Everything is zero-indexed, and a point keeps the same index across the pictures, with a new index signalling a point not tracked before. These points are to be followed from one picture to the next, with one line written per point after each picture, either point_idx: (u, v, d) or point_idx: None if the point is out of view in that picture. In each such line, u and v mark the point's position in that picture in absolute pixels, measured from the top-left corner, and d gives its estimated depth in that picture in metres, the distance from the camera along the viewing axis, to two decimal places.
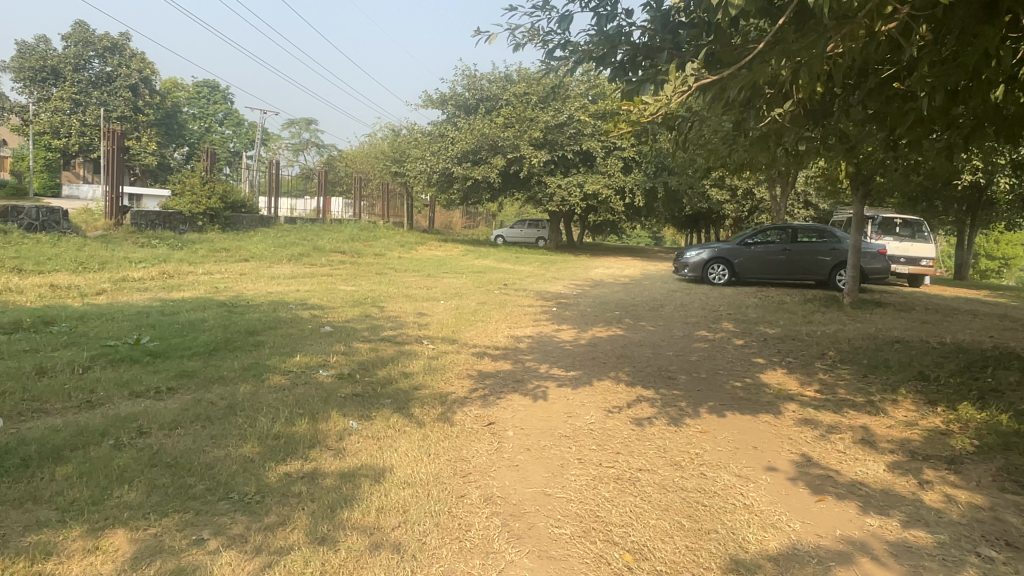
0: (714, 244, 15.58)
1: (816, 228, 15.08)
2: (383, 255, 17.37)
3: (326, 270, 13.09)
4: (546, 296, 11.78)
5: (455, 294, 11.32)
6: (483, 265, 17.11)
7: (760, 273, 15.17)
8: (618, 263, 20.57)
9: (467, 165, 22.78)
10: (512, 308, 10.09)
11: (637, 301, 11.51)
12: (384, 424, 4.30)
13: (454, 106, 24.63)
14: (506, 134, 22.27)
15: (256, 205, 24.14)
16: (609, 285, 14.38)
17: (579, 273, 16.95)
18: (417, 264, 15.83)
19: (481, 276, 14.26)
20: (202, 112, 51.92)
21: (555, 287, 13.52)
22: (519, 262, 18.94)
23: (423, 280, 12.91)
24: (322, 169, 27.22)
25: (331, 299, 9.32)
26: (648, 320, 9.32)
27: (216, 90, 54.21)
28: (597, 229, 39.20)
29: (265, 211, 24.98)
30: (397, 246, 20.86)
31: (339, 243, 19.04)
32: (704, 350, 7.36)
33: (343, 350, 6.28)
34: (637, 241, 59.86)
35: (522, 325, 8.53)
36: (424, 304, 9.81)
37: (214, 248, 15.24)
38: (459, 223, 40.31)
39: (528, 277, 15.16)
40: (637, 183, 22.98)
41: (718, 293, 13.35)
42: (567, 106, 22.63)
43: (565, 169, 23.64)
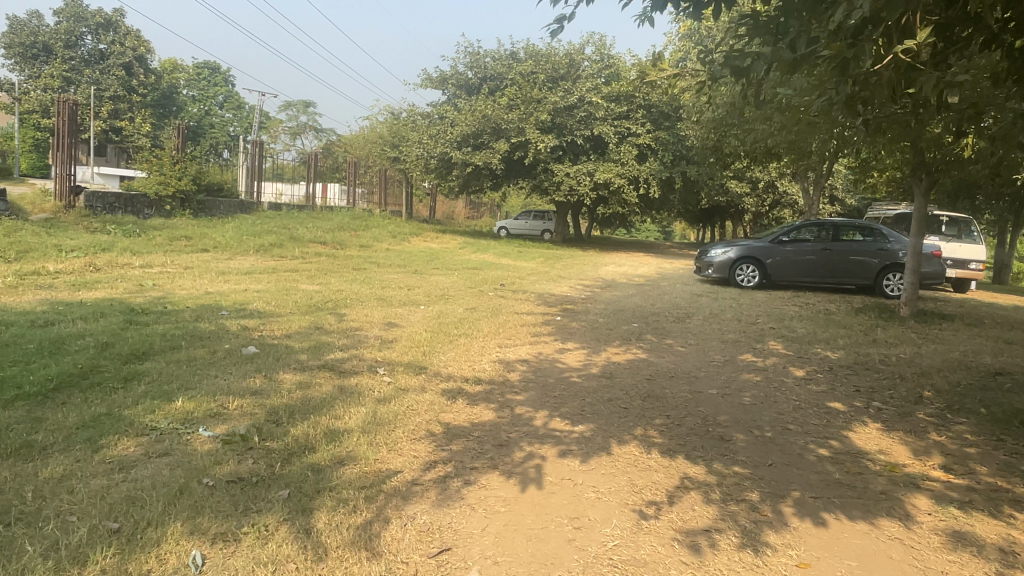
0: (742, 242, 13.63)
1: (861, 227, 13.13)
2: (371, 247, 15.60)
3: (295, 264, 11.22)
4: (549, 301, 9.90)
5: (439, 296, 9.46)
6: (481, 260, 15.28)
7: (795, 275, 13.23)
8: (631, 260, 18.69)
9: (467, 149, 20.87)
10: (505, 317, 8.24)
11: (655, 308, 9.65)
12: (250, 561, 2.44)
13: (455, 86, 22.63)
14: (511, 116, 20.32)
15: (238, 189, 22.27)
16: (621, 286, 12.53)
17: (588, 271, 15.05)
18: (406, 258, 13.96)
19: (476, 274, 12.38)
20: (202, 94, 50.04)
21: (559, 288, 11.67)
22: (520, 256, 17.10)
23: (406, 277, 11.07)
24: (313, 153, 25.40)
25: (280, 303, 7.49)
26: (675, 336, 7.44)
27: (218, 71, 52.21)
28: (607, 222, 37.24)
29: (248, 196, 23.10)
30: (389, 236, 19.09)
31: (324, 233, 17.29)
32: (756, 388, 5.48)
33: (257, 388, 4.42)
34: (647, 235, 57.89)
35: (517, 344, 6.67)
36: (395, 310, 7.97)
37: (175, 236, 13.43)
38: (462, 213, 38.42)
39: (530, 275, 13.32)
40: (652, 172, 21.02)
41: (749, 300, 11.47)
42: (577, 86, 20.69)
43: (575, 156, 21.69)
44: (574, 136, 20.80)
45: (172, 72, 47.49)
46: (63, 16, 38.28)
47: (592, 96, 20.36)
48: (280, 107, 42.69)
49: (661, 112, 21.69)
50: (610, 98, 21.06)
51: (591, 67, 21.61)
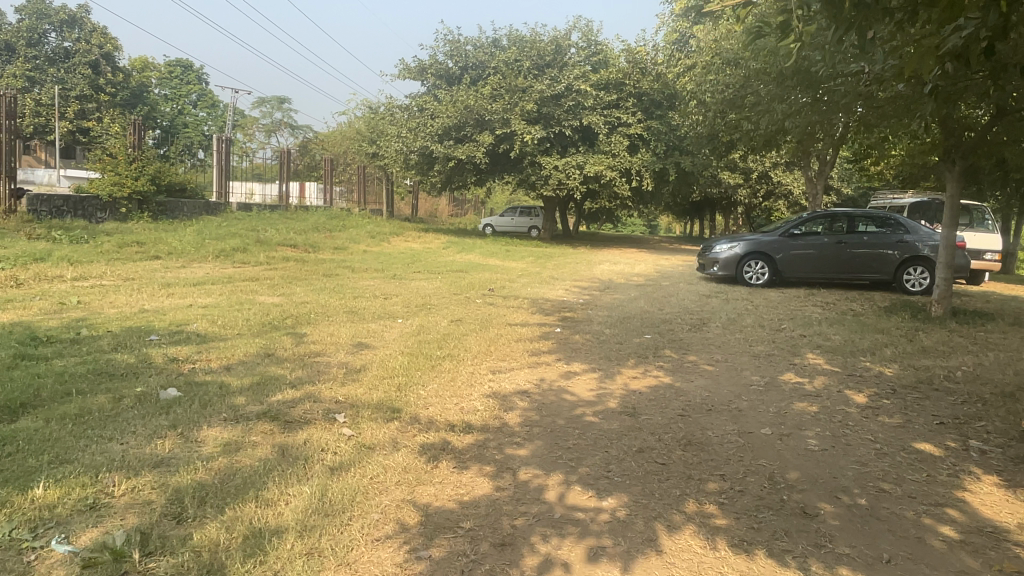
0: (749, 236, 12.51)
1: (879, 216, 12.08)
2: (347, 249, 14.38)
3: (257, 271, 9.95)
4: (545, 308, 8.73)
5: (420, 306, 8.26)
6: (466, 262, 14.10)
7: (808, 271, 12.14)
8: (625, 257, 17.59)
9: (449, 143, 19.62)
10: (496, 331, 7.07)
11: (665, 313, 8.53)
12: None
13: (435, 76, 21.34)
14: (494, 106, 19.07)
15: (206, 190, 20.86)
16: (620, 287, 11.41)
17: (581, 271, 13.91)
18: (384, 261, 12.73)
19: (461, 277, 11.19)
20: (174, 92, 48.24)
21: (553, 292, 10.51)
22: (508, 256, 15.94)
23: (382, 284, 9.86)
24: (287, 149, 24.01)
25: (225, 323, 6.24)
26: (699, 350, 6.29)
27: (190, 69, 50.41)
28: (594, 217, 36.13)
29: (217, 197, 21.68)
30: (367, 236, 17.85)
31: (297, 234, 16.03)
32: (818, 424, 4.35)
33: (163, 458, 3.22)
34: (632, 228, 56.97)
35: (513, 368, 5.50)
36: (366, 326, 6.76)
37: (126, 242, 12.08)
38: (445, 210, 37.24)
39: (520, 277, 12.17)
40: (644, 164, 19.92)
41: (763, 301, 10.37)
42: (564, 74, 19.55)
43: (563, 148, 20.53)
44: (562, 127, 19.63)
45: (143, 70, 45.71)
46: (25, 13, 36.36)
47: (580, 85, 19.22)
48: (253, 103, 41.15)
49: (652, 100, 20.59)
50: (599, 86, 19.92)
51: (578, 55, 20.49)
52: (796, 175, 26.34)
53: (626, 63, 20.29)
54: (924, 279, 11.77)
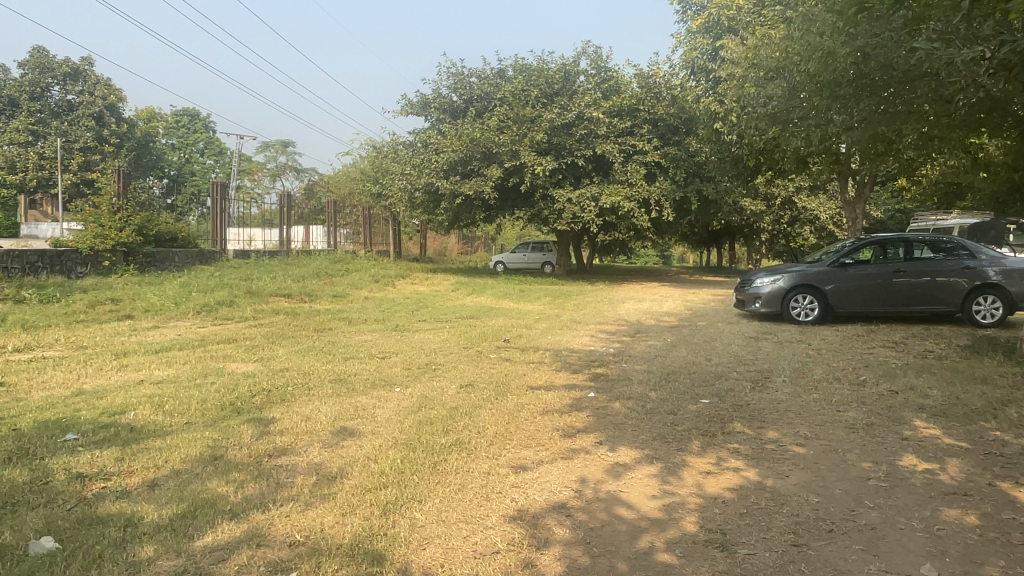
0: (794, 266, 11.13)
1: (939, 240, 10.69)
2: (347, 297, 13.15)
3: (237, 329, 8.67)
4: (571, 364, 7.40)
5: (423, 367, 6.94)
6: (476, 306, 12.80)
7: (865, 304, 10.72)
8: (650, 293, 16.26)
9: (456, 178, 18.50)
10: (515, 400, 5.72)
11: (715, 365, 7.17)
12: None
13: (438, 110, 20.31)
14: (502, 138, 17.91)
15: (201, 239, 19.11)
16: (651, 331, 10.09)
17: (603, 311, 12.58)
18: (387, 310, 11.44)
19: (472, 326, 9.88)
20: (181, 141, 47.80)
21: (576, 339, 9.20)
22: (522, 297, 14.67)
23: (380, 339, 8.56)
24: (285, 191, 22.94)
25: (174, 407, 4.93)
26: (778, 422, 4.92)
27: (196, 118, 50.15)
28: (608, 250, 34.86)
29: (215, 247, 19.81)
30: (371, 280, 16.66)
31: (295, 282, 14.85)
32: (995, 553, 2.97)
33: None
34: (646, 260, 55.65)
35: (543, 461, 4.15)
36: (353, 401, 5.43)
37: (100, 300, 10.87)
38: (455, 249, 36.16)
39: (539, 323, 10.86)
40: (664, 193, 18.68)
41: (820, 342, 8.99)
42: (575, 102, 18.50)
43: (576, 179, 19.38)
44: (575, 158, 18.49)
45: (149, 121, 45.35)
46: (29, 67, 35.94)
47: (592, 112, 18.13)
48: (256, 148, 40.52)
49: (668, 125, 19.43)
50: (612, 113, 18.82)
51: (587, 82, 19.45)
52: (821, 199, 25.01)
53: (639, 89, 19.22)
54: (997, 310, 10.24)
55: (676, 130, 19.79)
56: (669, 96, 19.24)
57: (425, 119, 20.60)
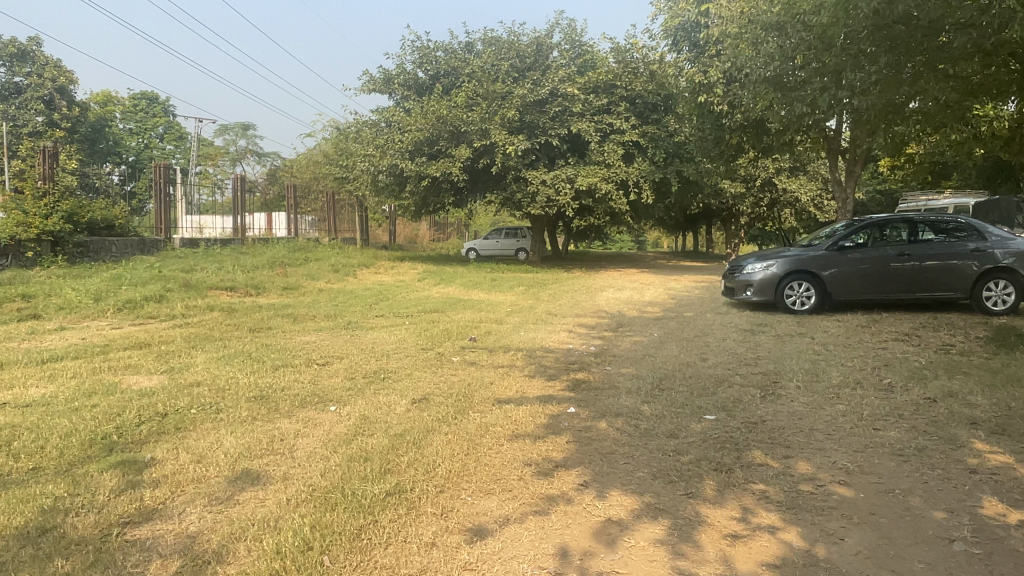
0: (788, 251, 10.12)
1: (943, 221, 9.81)
2: (300, 289, 11.89)
3: (156, 331, 7.39)
4: (546, 368, 6.30)
5: (369, 375, 5.80)
6: (442, 297, 11.64)
7: (866, 291, 9.78)
8: (630, 281, 15.25)
9: (422, 159, 17.24)
10: (478, 419, 4.62)
11: (714, 367, 6.12)
12: None
13: (402, 87, 18.95)
14: (471, 116, 16.69)
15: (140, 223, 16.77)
16: (634, 324, 9.05)
17: (580, 302, 11.50)
18: (342, 304, 10.23)
19: (434, 322, 8.73)
20: (140, 126, 45.37)
21: (551, 336, 8.11)
22: (493, 286, 13.56)
23: (325, 340, 7.38)
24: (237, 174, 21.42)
25: (24, 446, 3.73)
26: (808, 449, 3.88)
27: (156, 102, 47.95)
28: (583, 235, 33.86)
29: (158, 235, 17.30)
30: (329, 269, 15.40)
31: (245, 274, 13.56)
32: None
33: None
34: (621, 245, 54.84)
35: (510, 518, 3.05)
36: (269, 428, 4.26)
37: (9, 297, 9.49)
38: (426, 235, 34.86)
39: (509, 316, 9.75)
40: (642, 174, 17.64)
41: (825, 334, 8.02)
42: (548, 77, 17.33)
43: (550, 160, 18.24)
44: (548, 137, 17.32)
45: (105, 105, 43.04)
46: None
47: (567, 88, 16.97)
48: (216, 132, 38.64)
49: (647, 103, 18.37)
50: (587, 89, 17.68)
51: (561, 57, 18.25)
52: (803, 181, 24.17)
53: (615, 64, 18.07)
54: (1009, 296, 9.33)
55: (655, 108, 18.74)
56: (647, 72, 18.15)
57: (389, 97, 19.24)
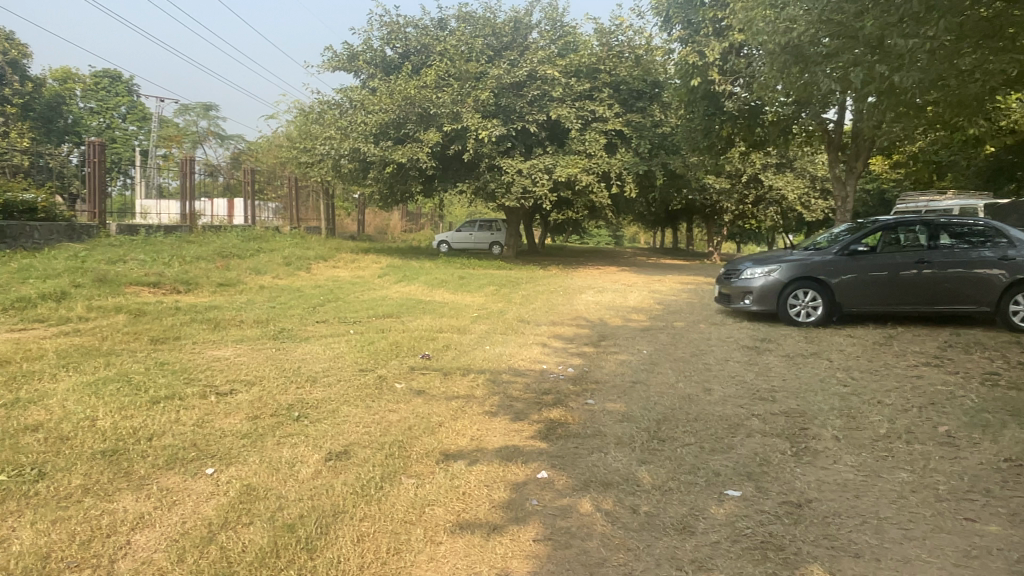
0: (793, 255, 8.88)
1: (966, 225, 8.64)
2: (237, 286, 10.44)
3: (29, 342, 5.92)
4: (512, 401, 4.99)
5: (280, 411, 4.45)
6: (399, 298, 10.28)
7: (878, 303, 8.60)
8: (611, 281, 14.01)
9: (387, 144, 15.78)
10: (409, 492, 3.30)
11: (722, 404, 4.88)
12: None
13: (369, 65, 17.43)
14: (442, 97, 15.27)
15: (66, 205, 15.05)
16: (618, 336, 7.82)
17: (556, 306, 10.21)
18: (281, 306, 8.81)
19: (384, 331, 7.35)
20: (101, 105, 42.50)
21: (521, 351, 6.81)
22: (460, 285, 12.23)
23: (242, 355, 6.00)
24: (186, 155, 19.76)
25: None
26: (887, 562, 2.65)
27: (119, 80, 45.47)
28: (560, 229, 32.61)
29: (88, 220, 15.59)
30: (280, 262, 13.95)
31: (181, 266, 12.06)
32: None
33: None
34: (599, 240, 53.81)
35: None
36: (97, 514, 2.92)
37: None
38: (397, 225, 33.35)
39: (474, 324, 8.43)
40: (625, 165, 16.39)
41: (841, 355, 6.84)
42: (526, 58, 15.93)
43: (527, 148, 16.90)
44: (525, 123, 15.96)
45: (64, 82, 40.65)
46: None
47: (547, 70, 15.60)
48: (175, 112, 36.55)
49: (632, 89, 17.10)
50: (568, 73, 16.32)
51: (541, 37, 16.87)
52: (789, 178, 23.13)
53: (598, 47, 16.74)
54: None
55: (640, 96, 17.47)
56: (632, 57, 16.85)
57: (354, 75, 17.69)
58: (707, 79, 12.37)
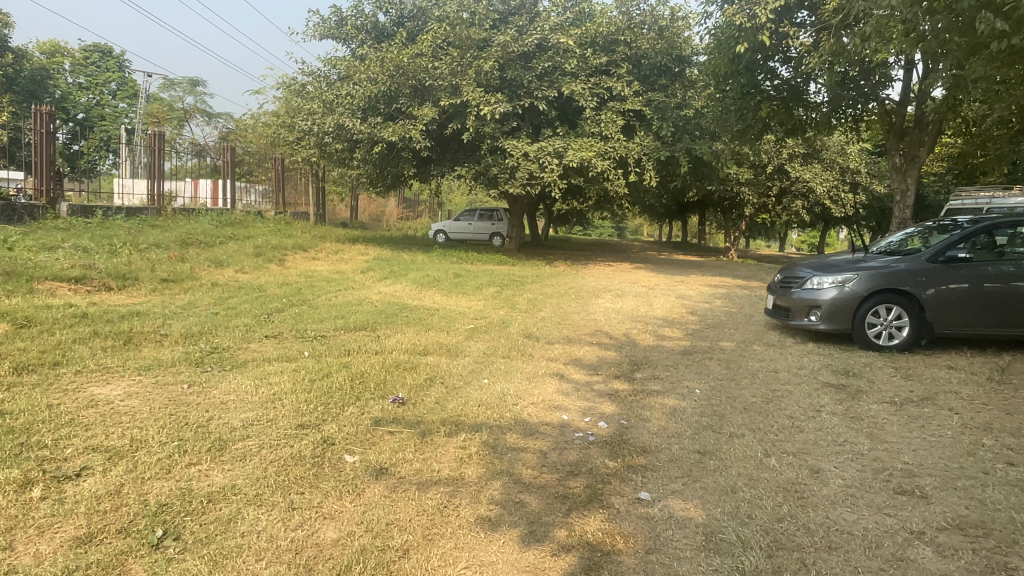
0: (873, 261, 7.05)
1: None
2: (185, 283, 8.62)
3: None
4: (522, 493, 3.19)
5: (137, 524, 2.69)
6: (380, 300, 8.48)
7: (980, 324, 6.74)
8: (629, 283, 12.22)
9: (377, 120, 13.93)
10: None
11: (855, 511, 3.10)
12: None
13: (360, 31, 15.49)
14: (439, 66, 13.38)
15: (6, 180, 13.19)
16: (654, 362, 6.02)
17: (569, 316, 8.39)
18: (227, 312, 6.99)
19: (348, 355, 5.53)
20: (91, 80, 40.02)
21: (529, 389, 5.01)
22: (456, 285, 10.42)
23: (140, 395, 4.22)
24: (155, 131, 17.31)
25: None
26: None
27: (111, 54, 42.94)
28: (565, 220, 30.75)
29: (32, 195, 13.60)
30: (250, 251, 12.16)
31: (127, 256, 10.23)
32: None
33: None
34: (603, 232, 52.09)
35: None
36: None
37: None
38: (393, 212, 31.52)
39: (468, 340, 6.63)
40: (645, 150, 14.56)
41: (965, 402, 5.05)
42: (536, 25, 14.02)
43: (534, 129, 15.05)
44: (532, 100, 14.08)
45: (52, 56, 38.39)
46: None
47: (560, 39, 13.67)
48: (160, 86, 34.43)
49: (654, 65, 15.25)
50: (582, 44, 14.42)
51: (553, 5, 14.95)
52: (818, 170, 21.24)
53: (616, 15, 14.83)
54: None
55: (662, 72, 15.61)
56: (655, 28, 14.95)
57: (343, 43, 15.74)
58: (753, 45, 10.43)
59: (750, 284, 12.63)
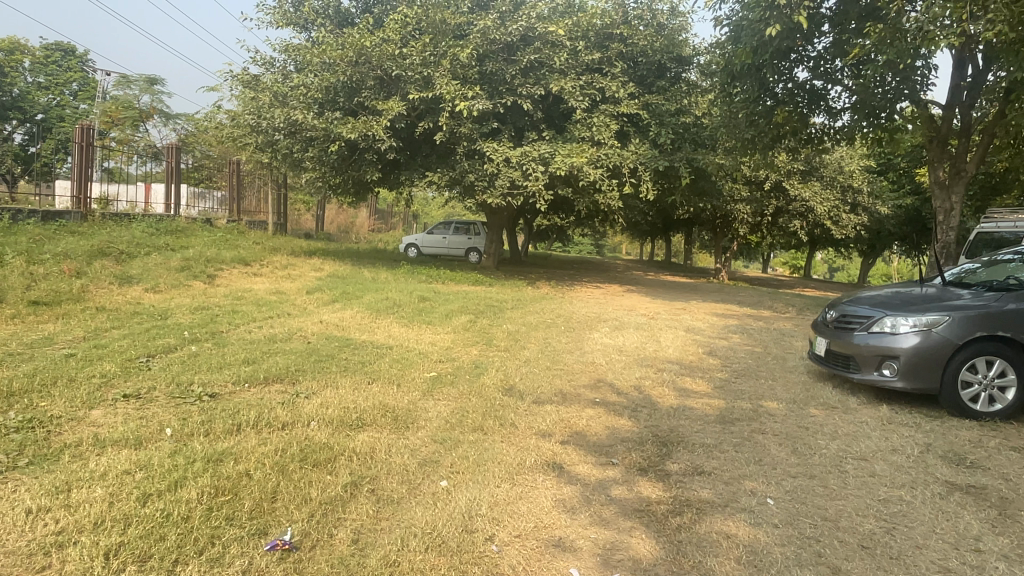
0: (961, 300, 5.34)
1: None
2: (63, 306, 6.63)
3: None
4: None
5: None
6: (316, 332, 6.59)
7: None
8: (624, 310, 10.49)
9: (335, 115, 12.09)
10: None
11: None
12: None
13: (322, 17, 13.65)
14: (410, 54, 11.57)
15: None
16: (688, 439, 4.20)
17: (559, 357, 6.56)
18: (93, 352, 5.03)
19: (241, 433, 3.64)
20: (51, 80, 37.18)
21: (511, 500, 3.14)
22: (420, 312, 8.57)
23: None
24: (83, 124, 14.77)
25: None
26: None
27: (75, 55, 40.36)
28: (547, 236, 29.05)
29: None
30: (174, 265, 10.17)
31: (8, 268, 8.21)
32: None
33: None
34: (582, 249, 50.59)
35: None
36: None
37: None
38: (364, 224, 29.58)
39: (426, 398, 4.78)
40: (641, 159, 12.88)
41: None
42: (521, 10, 12.28)
43: (517, 132, 13.32)
44: (516, 98, 12.36)
45: (8, 52, 35.64)
46: None
47: (548, 29, 11.96)
48: (115, 84, 32.13)
49: (651, 65, 13.65)
50: (572, 37, 12.75)
51: None
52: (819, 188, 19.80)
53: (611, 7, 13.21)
54: None
55: (659, 74, 14.03)
56: (653, 24, 13.50)
57: (302, 31, 13.86)
58: (788, 23, 8.74)
59: (762, 313, 10.98)
